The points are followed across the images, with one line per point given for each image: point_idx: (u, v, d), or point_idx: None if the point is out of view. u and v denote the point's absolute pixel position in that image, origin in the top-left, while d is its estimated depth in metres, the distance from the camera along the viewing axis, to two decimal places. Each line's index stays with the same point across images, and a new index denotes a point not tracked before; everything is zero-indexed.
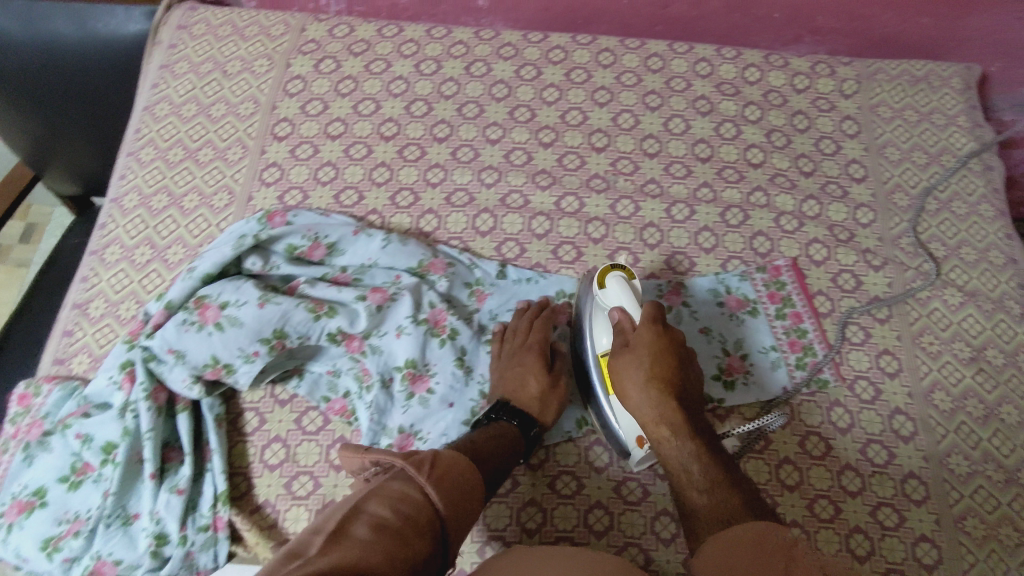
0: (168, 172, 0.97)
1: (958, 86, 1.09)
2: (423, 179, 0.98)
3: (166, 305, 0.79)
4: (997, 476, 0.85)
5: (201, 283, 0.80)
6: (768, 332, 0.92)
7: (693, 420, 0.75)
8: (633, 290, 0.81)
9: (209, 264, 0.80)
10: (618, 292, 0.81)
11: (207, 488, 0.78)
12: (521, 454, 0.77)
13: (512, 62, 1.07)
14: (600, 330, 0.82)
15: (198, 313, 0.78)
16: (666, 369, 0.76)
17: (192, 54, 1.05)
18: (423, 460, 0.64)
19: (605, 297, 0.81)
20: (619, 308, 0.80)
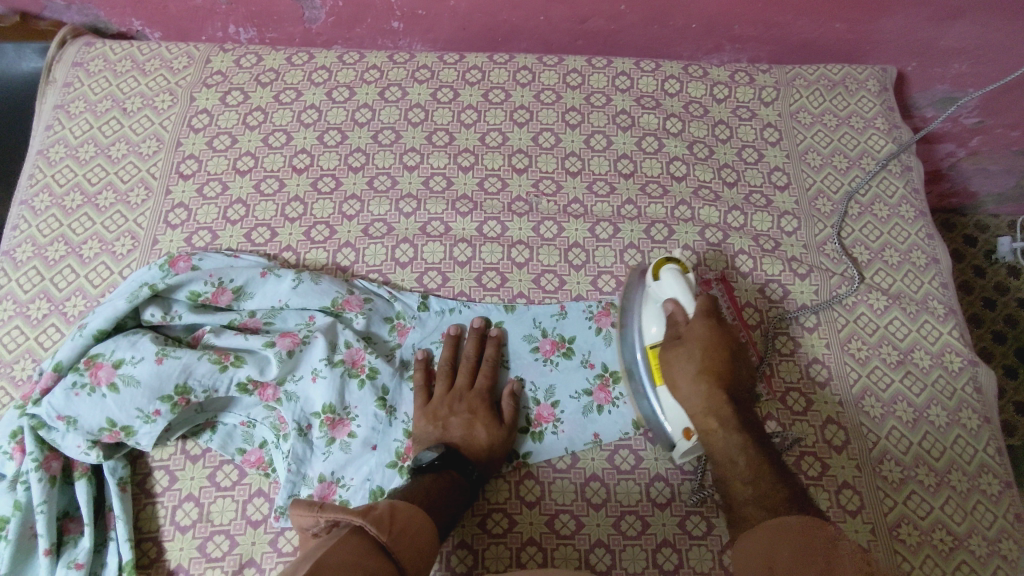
0: (65, 219, 0.92)
1: (875, 88, 1.10)
2: (338, 212, 0.95)
3: (55, 367, 0.74)
4: (928, 480, 0.85)
5: (94, 340, 0.76)
6: None
7: (743, 412, 0.73)
8: (687, 282, 0.80)
9: (101, 320, 0.76)
10: (673, 285, 0.80)
11: (111, 559, 0.74)
12: (464, 499, 0.75)
13: (428, 85, 1.05)
14: (650, 320, 0.81)
15: (89, 373, 0.73)
16: (719, 361, 0.75)
17: (88, 92, 1.01)
18: (381, 516, 0.63)
19: (660, 288, 0.81)
20: (673, 299, 0.79)
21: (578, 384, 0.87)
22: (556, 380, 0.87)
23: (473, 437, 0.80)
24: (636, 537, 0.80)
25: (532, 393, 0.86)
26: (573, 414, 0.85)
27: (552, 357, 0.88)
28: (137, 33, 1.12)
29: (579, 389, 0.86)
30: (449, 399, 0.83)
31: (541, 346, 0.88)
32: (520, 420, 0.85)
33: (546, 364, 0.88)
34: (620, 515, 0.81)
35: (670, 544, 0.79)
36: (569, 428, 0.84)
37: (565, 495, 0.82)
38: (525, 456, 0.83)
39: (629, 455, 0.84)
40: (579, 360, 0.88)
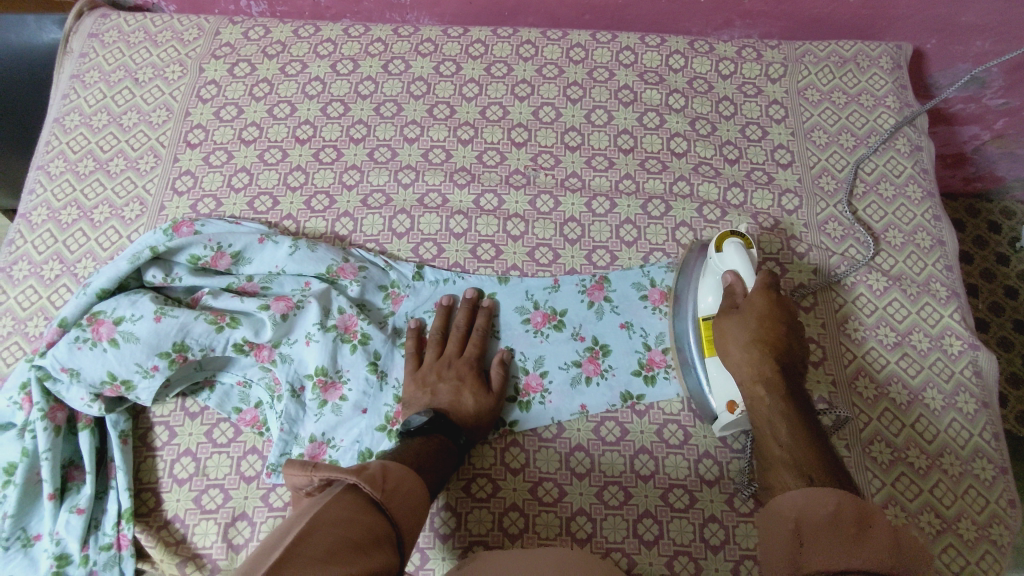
0: (78, 184, 0.96)
1: (888, 65, 1.07)
2: (339, 182, 0.96)
3: (59, 323, 0.78)
4: (919, 462, 0.84)
5: (97, 299, 0.80)
6: None
7: (792, 383, 0.73)
8: (749, 257, 0.81)
9: (104, 279, 0.80)
10: (734, 257, 0.81)
11: (111, 506, 0.78)
12: (453, 464, 0.76)
13: (431, 59, 1.06)
14: (707, 289, 0.82)
15: (91, 329, 0.77)
16: (773, 334, 0.75)
17: (103, 62, 1.05)
18: (375, 475, 0.63)
19: (720, 260, 0.82)
20: (734, 272, 0.80)
21: (567, 356, 0.87)
22: (545, 351, 0.88)
23: (460, 402, 0.81)
24: (618, 507, 0.81)
25: (521, 364, 0.87)
26: (562, 384, 0.86)
27: (543, 328, 0.89)
28: (154, 6, 1.16)
29: (569, 361, 0.87)
30: (439, 365, 0.84)
31: (533, 318, 0.89)
32: (508, 388, 0.86)
33: (537, 336, 0.88)
34: (603, 485, 0.82)
35: (651, 515, 0.80)
36: (556, 398, 0.85)
37: (550, 463, 0.83)
38: (512, 423, 0.85)
39: (615, 427, 0.84)
40: (570, 333, 0.88)
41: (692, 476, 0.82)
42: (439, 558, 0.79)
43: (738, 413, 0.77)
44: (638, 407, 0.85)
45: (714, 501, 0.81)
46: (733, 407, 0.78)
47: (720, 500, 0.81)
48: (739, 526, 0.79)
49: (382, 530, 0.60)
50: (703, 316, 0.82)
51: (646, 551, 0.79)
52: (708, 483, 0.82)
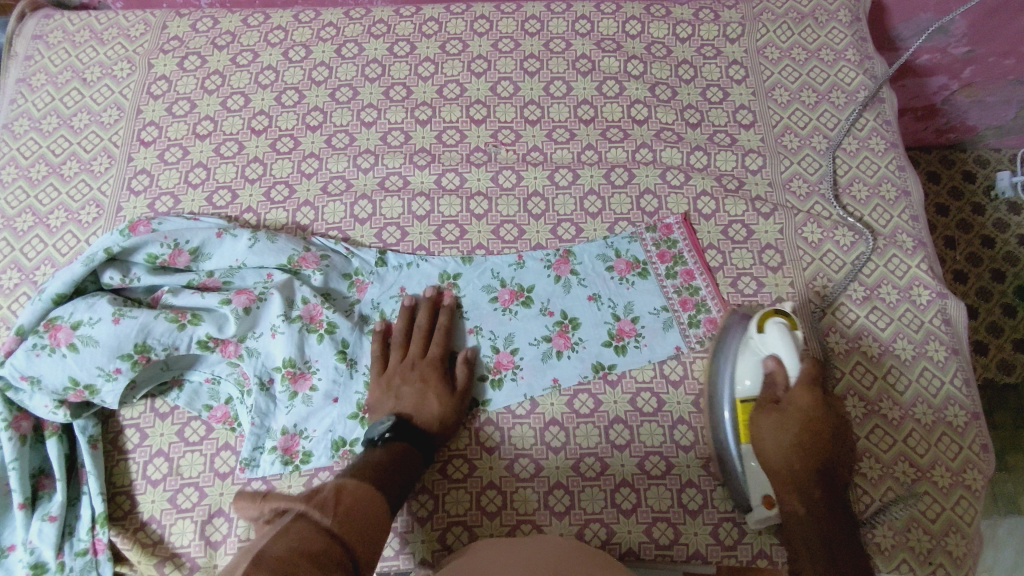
0: (32, 190, 0.94)
1: (846, 18, 1.06)
2: (297, 171, 0.95)
3: (17, 331, 0.77)
4: (892, 413, 0.84)
5: (54, 304, 0.79)
6: (659, 293, 0.88)
7: (836, 496, 0.71)
8: (794, 341, 0.77)
9: (59, 284, 0.79)
10: (778, 341, 0.77)
11: (84, 512, 0.77)
12: (417, 474, 0.73)
13: (384, 40, 1.04)
14: (744, 372, 0.78)
15: (48, 334, 0.76)
16: (818, 440, 0.73)
17: (49, 64, 1.03)
18: (327, 500, 0.58)
19: (763, 342, 0.78)
20: (776, 357, 0.77)
21: (537, 331, 0.86)
22: (515, 328, 0.86)
23: (425, 408, 0.79)
24: (595, 478, 0.81)
25: (489, 343, 0.86)
26: (533, 360, 0.85)
27: (511, 306, 0.87)
28: (99, 4, 1.13)
29: (539, 336, 0.86)
30: (402, 372, 0.82)
31: (500, 296, 0.88)
32: (480, 367, 0.85)
33: (505, 314, 0.87)
34: (579, 457, 0.82)
35: (629, 484, 0.80)
36: (528, 375, 0.84)
37: (525, 440, 0.83)
38: (483, 402, 0.84)
39: (588, 399, 0.84)
40: (539, 309, 0.87)
41: (667, 443, 0.82)
42: (418, 541, 0.79)
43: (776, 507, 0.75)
44: (610, 377, 0.84)
45: (691, 466, 0.81)
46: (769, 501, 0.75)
47: (697, 465, 0.81)
48: (716, 490, 0.79)
49: (337, 554, 0.52)
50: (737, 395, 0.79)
51: (624, 520, 0.79)
52: (683, 448, 0.82)
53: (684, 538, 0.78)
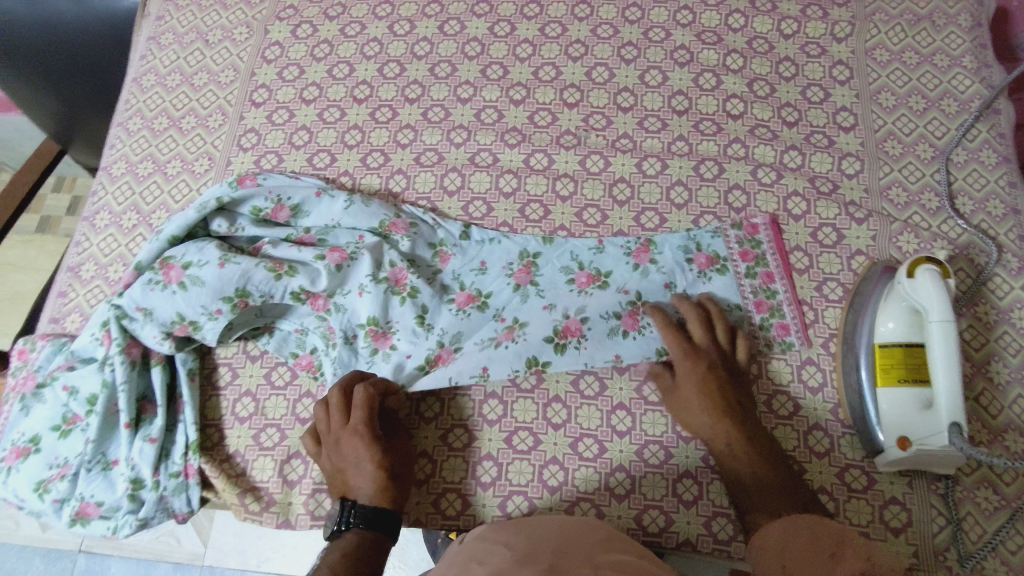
0: (153, 140, 1.02)
1: (966, 24, 1.01)
2: (393, 141, 0.99)
3: (136, 266, 0.85)
4: (979, 437, 0.80)
5: (169, 244, 0.86)
6: (734, 290, 0.87)
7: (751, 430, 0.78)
8: (945, 288, 0.74)
9: (175, 227, 0.85)
10: (927, 288, 0.75)
11: (179, 438, 0.83)
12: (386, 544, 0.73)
13: (487, 19, 1.06)
14: (889, 315, 0.79)
15: (164, 271, 0.83)
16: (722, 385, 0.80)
17: (177, 25, 1.10)
18: None
19: (911, 287, 0.76)
20: (922, 302, 0.75)
21: (608, 310, 0.86)
22: (589, 304, 0.87)
23: (369, 481, 0.76)
24: (658, 466, 0.81)
25: (561, 314, 0.86)
26: (599, 336, 0.86)
27: (587, 287, 0.88)
28: None
29: (610, 312, 0.86)
30: (334, 449, 0.78)
31: (578, 278, 0.89)
32: (546, 332, 0.86)
33: (579, 293, 0.88)
34: (644, 443, 0.82)
35: (691, 475, 0.80)
36: (592, 347, 0.85)
37: (591, 420, 0.84)
38: (544, 363, 0.85)
39: (658, 387, 0.85)
40: (615, 290, 0.87)
41: None
42: (480, 505, 0.82)
43: (911, 449, 0.74)
44: None
45: None
46: (905, 443, 0.74)
47: None
48: None
49: None
50: (880, 342, 0.79)
51: (683, 510, 0.79)
52: None
53: (742, 535, 0.78)
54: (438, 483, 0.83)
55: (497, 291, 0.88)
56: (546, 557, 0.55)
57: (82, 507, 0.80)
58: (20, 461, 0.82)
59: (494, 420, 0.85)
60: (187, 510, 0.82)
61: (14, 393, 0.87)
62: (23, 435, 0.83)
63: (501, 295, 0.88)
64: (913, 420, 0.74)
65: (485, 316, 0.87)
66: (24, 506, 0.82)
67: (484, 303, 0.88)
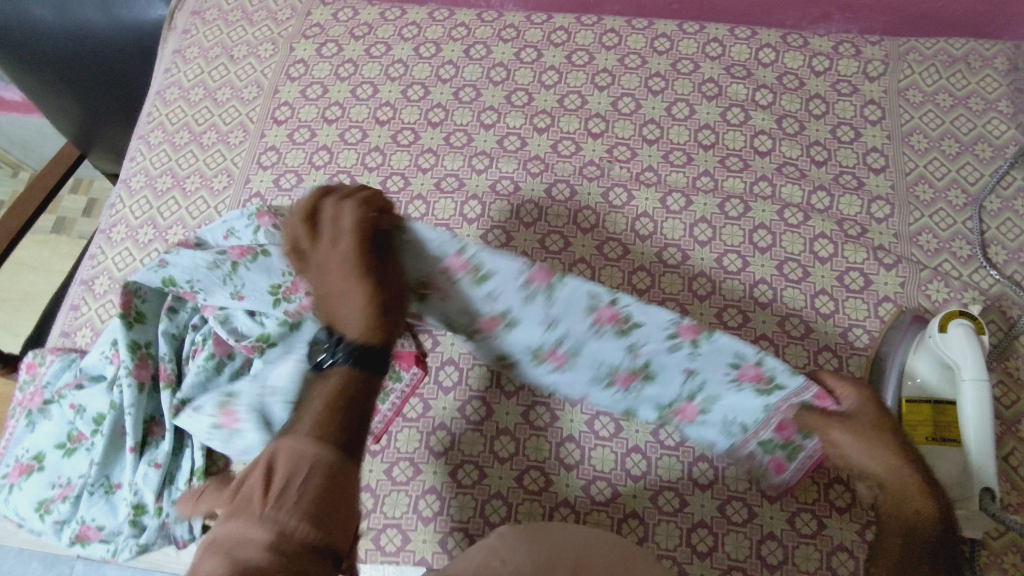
0: (173, 154, 1.01)
1: (1002, 67, 0.99)
2: (414, 165, 0.97)
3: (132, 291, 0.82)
4: (1008, 498, 0.76)
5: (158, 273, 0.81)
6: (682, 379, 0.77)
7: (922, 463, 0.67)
8: (978, 347, 0.72)
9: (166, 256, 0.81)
10: (958, 344, 0.72)
11: (184, 463, 0.82)
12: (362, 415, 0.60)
13: (513, 44, 1.05)
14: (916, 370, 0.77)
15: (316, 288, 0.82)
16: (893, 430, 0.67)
17: (202, 39, 1.10)
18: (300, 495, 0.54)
19: (940, 343, 0.74)
20: (954, 358, 0.72)
21: (746, 416, 0.76)
22: (591, 344, 0.74)
23: (358, 313, 0.64)
24: (673, 513, 0.78)
25: (557, 337, 0.75)
26: (712, 425, 0.79)
27: (745, 384, 0.71)
28: None
29: (740, 419, 0.76)
30: (317, 270, 0.66)
31: (744, 371, 0.70)
32: (666, 398, 0.79)
33: (733, 384, 0.72)
34: (658, 489, 0.80)
35: (706, 525, 0.78)
36: (708, 428, 0.79)
37: (605, 463, 0.81)
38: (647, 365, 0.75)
39: (675, 431, 0.82)
40: (629, 343, 0.72)
41: (752, 491, 0.79)
42: None
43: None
44: None
45: (775, 518, 0.77)
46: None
47: (781, 518, 0.77)
48: (799, 548, 0.76)
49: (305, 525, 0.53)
50: (907, 397, 0.77)
51: (698, 561, 0.76)
52: (769, 498, 0.78)
53: None
54: (444, 522, 0.80)
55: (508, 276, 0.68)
56: None
57: (82, 530, 0.79)
58: (23, 478, 0.82)
59: (505, 457, 0.82)
60: (188, 537, 0.80)
61: (21, 407, 0.86)
62: (27, 452, 0.83)
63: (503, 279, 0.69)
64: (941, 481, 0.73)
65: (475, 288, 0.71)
66: (25, 523, 0.82)
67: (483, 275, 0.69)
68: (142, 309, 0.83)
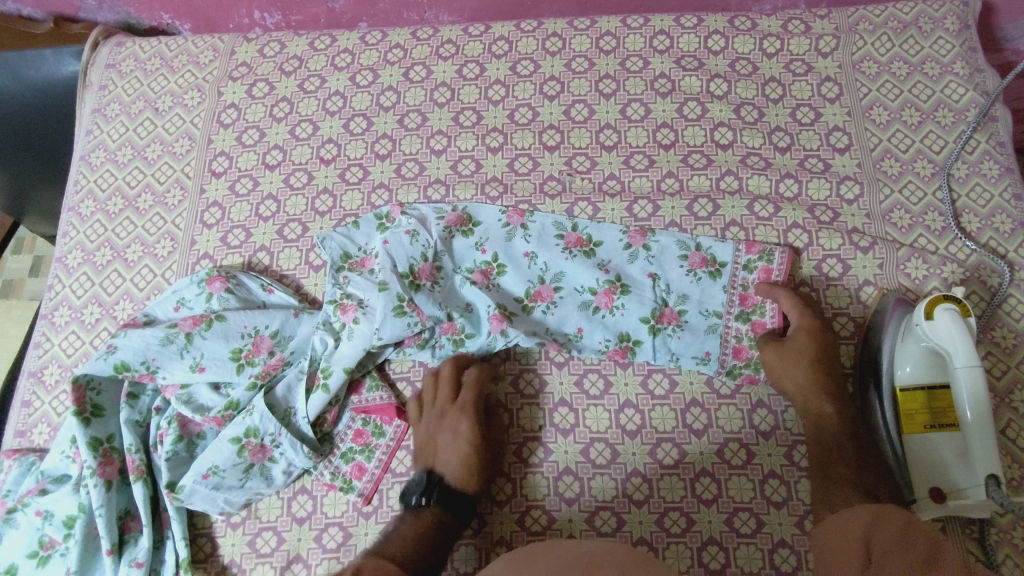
0: (109, 224, 0.96)
1: (954, 27, 0.96)
2: (367, 203, 0.93)
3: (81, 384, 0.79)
4: (1011, 473, 0.75)
5: (112, 365, 0.79)
6: (644, 304, 0.84)
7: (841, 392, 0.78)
8: (966, 330, 0.71)
9: (124, 348, 0.80)
10: (948, 330, 0.71)
11: (168, 556, 0.78)
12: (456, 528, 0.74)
13: (453, 61, 1.00)
14: (905, 358, 0.75)
15: (356, 262, 0.87)
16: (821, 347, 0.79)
17: (123, 94, 1.04)
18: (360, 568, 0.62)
19: (929, 330, 0.73)
20: (946, 344, 0.71)
21: (713, 302, 0.84)
22: (567, 268, 0.86)
23: (461, 462, 0.77)
24: (681, 534, 0.76)
25: (539, 270, 0.87)
26: (697, 326, 0.84)
27: (699, 270, 0.85)
28: (170, 28, 1.13)
29: (710, 308, 0.84)
30: (434, 421, 0.80)
31: (691, 259, 0.86)
32: (644, 311, 0.84)
33: (689, 277, 0.85)
34: (663, 511, 0.77)
35: (717, 542, 0.76)
36: (688, 337, 0.83)
37: (605, 491, 0.79)
38: (622, 282, 0.86)
39: (672, 449, 0.80)
40: (597, 262, 0.86)
41: (757, 499, 0.77)
42: None
43: (948, 503, 0.71)
44: (695, 426, 0.81)
45: (784, 524, 0.76)
46: (940, 496, 0.71)
47: (790, 524, 0.75)
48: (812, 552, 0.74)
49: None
50: (900, 386, 0.75)
51: None
52: (775, 505, 0.76)
53: None
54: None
55: (488, 227, 0.89)
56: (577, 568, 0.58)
57: None
58: None
59: (503, 500, 0.79)
60: None
61: None
62: None
63: (489, 227, 0.89)
64: (945, 469, 0.71)
65: (469, 243, 0.88)
66: None
67: (471, 230, 0.89)
68: (98, 403, 0.80)
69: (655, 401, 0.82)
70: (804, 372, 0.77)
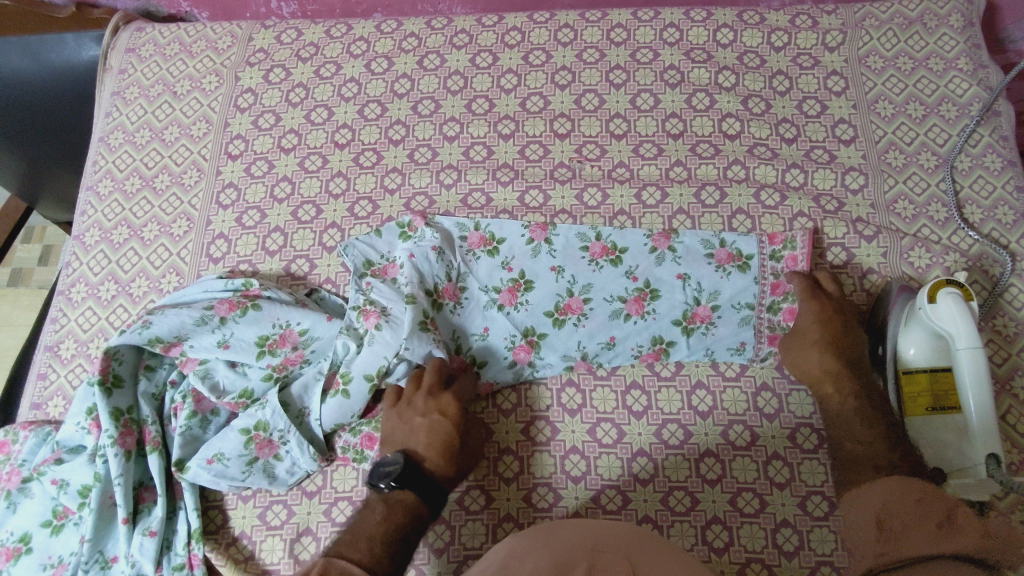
0: (126, 204, 0.98)
1: (958, 24, 0.98)
2: (380, 186, 0.94)
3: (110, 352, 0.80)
4: (1011, 457, 0.77)
5: (145, 339, 0.80)
6: (677, 306, 0.84)
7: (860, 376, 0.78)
8: (968, 312, 0.73)
9: (161, 323, 0.81)
10: (953, 315, 0.72)
11: (180, 527, 0.79)
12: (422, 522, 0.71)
13: (467, 51, 1.02)
14: (909, 340, 0.77)
15: (379, 270, 0.88)
16: (834, 333, 0.80)
17: (141, 78, 1.06)
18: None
19: (933, 312, 0.74)
20: (950, 327, 0.73)
21: (746, 295, 0.84)
22: (595, 280, 0.86)
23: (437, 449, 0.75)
24: (685, 513, 0.77)
25: (567, 283, 0.86)
26: (730, 319, 0.84)
27: (727, 267, 0.85)
28: (188, 15, 1.16)
29: (742, 301, 0.84)
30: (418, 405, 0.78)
31: (716, 255, 0.86)
32: (677, 312, 0.84)
33: (719, 272, 0.85)
34: (668, 490, 0.78)
35: (720, 521, 0.77)
36: (723, 331, 0.83)
37: (611, 471, 0.80)
38: (652, 290, 0.85)
39: (677, 430, 0.81)
40: (625, 270, 0.86)
41: (760, 480, 0.78)
42: None
43: (951, 482, 0.72)
44: (700, 408, 0.82)
45: (786, 504, 0.77)
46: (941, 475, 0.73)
47: (792, 504, 0.77)
48: (814, 532, 0.75)
49: None
50: (903, 368, 0.77)
51: (715, 559, 0.75)
52: (779, 485, 0.78)
53: None
54: (457, 550, 0.78)
55: (511, 241, 0.88)
56: (584, 557, 0.54)
57: None
58: (10, 563, 0.76)
59: (511, 478, 0.81)
60: None
61: None
62: (11, 534, 0.77)
63: (513, 243, 0.88)
64: (947, 450, 0.73)
65: (495, 262, 0.88)
66: None
67: (495, 249, 0.88)
68: (119, 373, 0.81)
69: (661, 382, 0.84)
70: (826, 359, 0.78)
